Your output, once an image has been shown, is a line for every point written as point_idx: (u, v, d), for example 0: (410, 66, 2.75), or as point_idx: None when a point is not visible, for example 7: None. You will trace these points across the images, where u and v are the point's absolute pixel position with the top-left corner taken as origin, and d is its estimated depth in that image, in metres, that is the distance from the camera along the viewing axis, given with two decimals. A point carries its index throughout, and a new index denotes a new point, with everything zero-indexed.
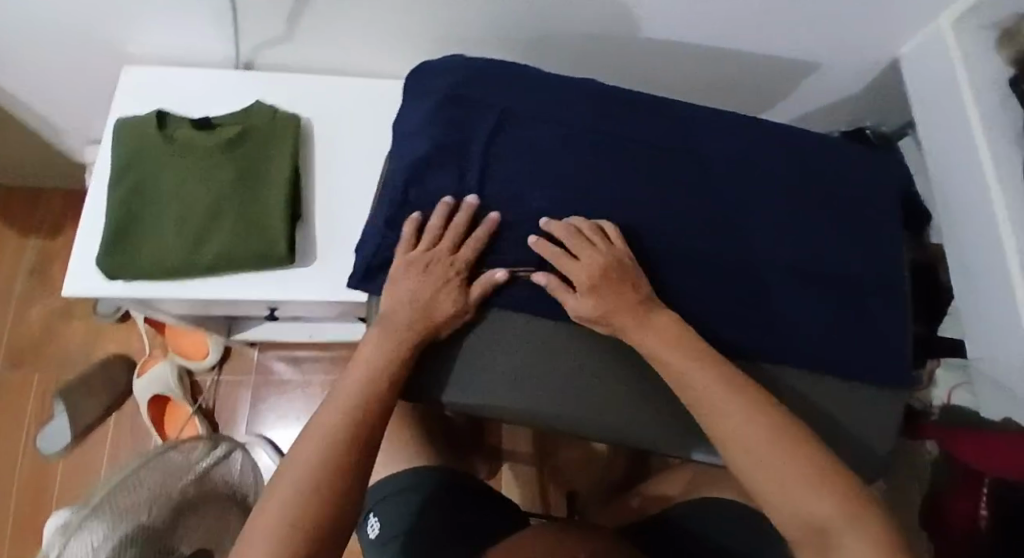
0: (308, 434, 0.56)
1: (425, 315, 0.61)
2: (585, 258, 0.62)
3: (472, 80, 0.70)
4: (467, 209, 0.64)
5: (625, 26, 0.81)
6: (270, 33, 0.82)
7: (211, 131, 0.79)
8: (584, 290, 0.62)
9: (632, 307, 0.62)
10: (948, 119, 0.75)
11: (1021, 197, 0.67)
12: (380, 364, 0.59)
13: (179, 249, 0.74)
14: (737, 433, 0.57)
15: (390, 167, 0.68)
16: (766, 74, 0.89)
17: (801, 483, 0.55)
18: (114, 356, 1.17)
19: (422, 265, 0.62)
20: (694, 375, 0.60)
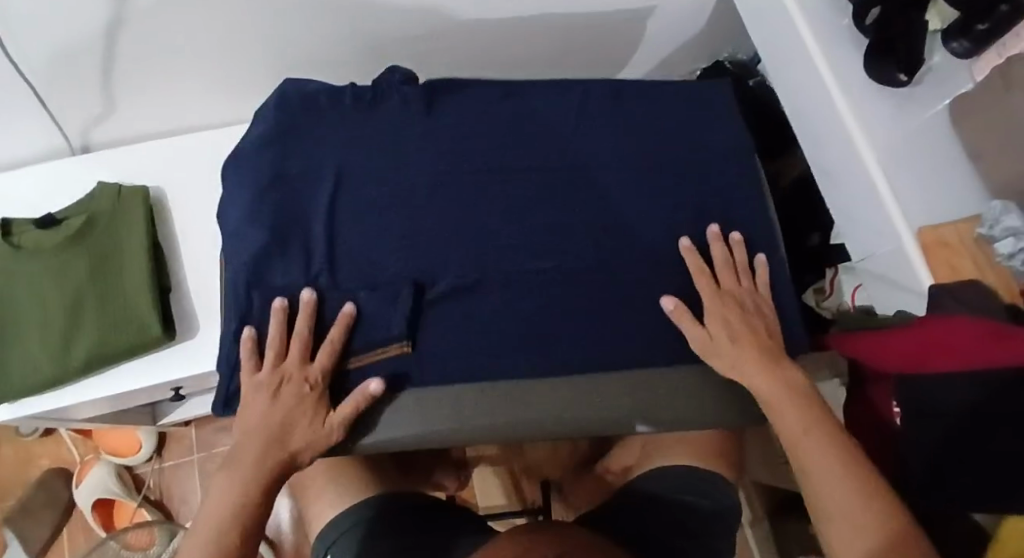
0: (184, 552, 0.54)
1: (278, 442, 0.56)
2: (724, 289, 0.63)
3: (292, 153, 0.64)
4: (308, 306, 0.59)
5: (450, 16, 0.80)
6: (92, 109, 0.79)
7: (56, 227, 0.75)
8: (712, 320, 0.61)
9: (762, 337, 0.61)
10: (787, 48, 0.77)
11: (869, 122, 0.70)
12: (242, 488, 0.55)
13: (48, 359, 0.71)
14: (801, 454, 0.55)
15: (227, 270, 0.62)
16: (608, 28, 0.88)
17: (858, 517, 0.52)
18: (47, 471, 1.12)
19: (268, 386, 0.57)
20: (781, 396, 0.58)
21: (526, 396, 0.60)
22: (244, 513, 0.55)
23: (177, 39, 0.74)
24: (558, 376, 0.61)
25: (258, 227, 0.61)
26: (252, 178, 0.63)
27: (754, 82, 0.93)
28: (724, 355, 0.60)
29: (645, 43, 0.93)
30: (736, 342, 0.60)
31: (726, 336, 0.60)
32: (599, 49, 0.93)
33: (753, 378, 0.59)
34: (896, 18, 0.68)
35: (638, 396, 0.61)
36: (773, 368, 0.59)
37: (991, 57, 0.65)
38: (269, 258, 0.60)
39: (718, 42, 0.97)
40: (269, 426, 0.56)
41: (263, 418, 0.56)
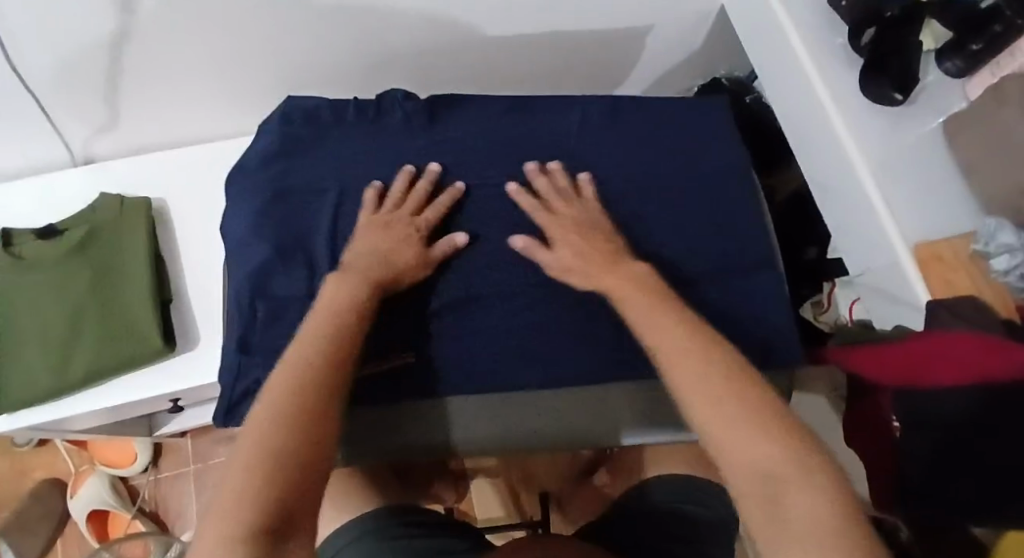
0: (259, 412, 0.45)
1: (388, 265, 0.58)
2: (561, 212, 0.63)
3: (296, 166, 0.65)
4: (429, 178, 0.64)
5: (452, 32, 0.81)
6: (95, 120, 0.80)
7: (58, 238, 0.76)
8: (559, 241, 0.60)
9: (603, 246, 0.59)
10: (783, 68, 0.78)
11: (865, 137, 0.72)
12: (314, 367, 0.47)
13: (50, 370, 0.71)
14: (682, 376, 0.47)
15: (231, 281, 0.62)
16: (609, 45, 0.90)
17: (737, 427, 0.43)
18: (43, 481, 1.11)
19: (388, 221, 0.60)
20: (659, 323, 0.51)
21: (517, 413, 0.62)
22: (319, 393, 0.46)
23: (182, 51, 0.74)
24: (547, 394, 0.63)
25: (262, 237, 0.61)
26: (254, 198, 0.64)
27: (752, 98, 0.94)
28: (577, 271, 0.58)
29: (645, 60, 0.95)
30: (577, 257, 0.59)
31: (573, 253, 0.59)
32: (599, 66, 0.94)
33: (603, 281, 0.56)
34: (890, 37, 0.69)
35: (630, 408, 0.64)
36: (623, 273, 0.56)
37: (984, 75, 0.67)
38: (272, 270, 0.60)
39: (717, 59, 0.98)
40: (372, 272, 0.57)
41: (348, 296, 0.54)
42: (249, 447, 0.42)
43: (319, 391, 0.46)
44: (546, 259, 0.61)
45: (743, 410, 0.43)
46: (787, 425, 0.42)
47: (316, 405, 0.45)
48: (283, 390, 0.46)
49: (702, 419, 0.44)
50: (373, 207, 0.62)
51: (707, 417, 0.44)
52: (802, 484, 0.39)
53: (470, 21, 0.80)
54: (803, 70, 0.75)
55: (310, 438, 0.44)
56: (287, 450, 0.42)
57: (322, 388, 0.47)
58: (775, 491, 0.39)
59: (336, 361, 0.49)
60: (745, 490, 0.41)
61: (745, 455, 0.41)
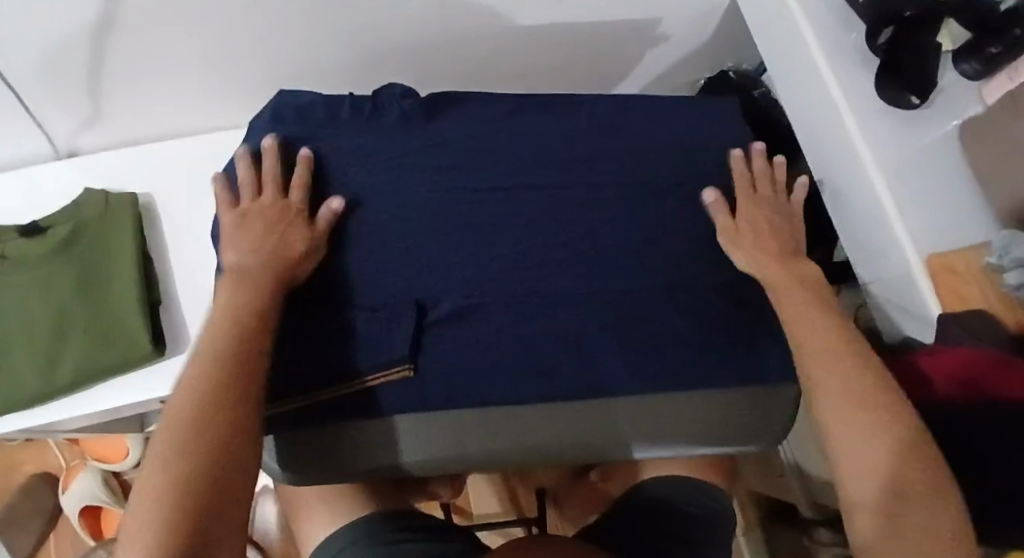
0: (160, 438, 0.47)
1: (275, 257, 0.56)
2: (763, 196, 0.66)
3: (290, 167, 0.62)
4: (302, 158, 0.61)
5: (454, 23, 0.78)
6: (79, 113, 0.77)
7: (42, 236, 0.73)
8: (747, 244, 0.63)
9: (801, 260, 0.62)
10: (797, 67, 0.77)
11: (880, 140, 0.70)
12: (218, 384, 0.48)
13: (36, 375, 0.69)
14: (818, 375, 0.53)
15: (222, 288, 0.60)
16: (614, 38, 0.87)
17: (863, 436, 0.50)
18: (34, 476, 1.10)
19: (264, 213, 0.58)
20: (804, 324, 0.56)
21: (523, 425, 0.58)
22: (217, 410, 0.47)
23: (169, 43, 0.71)
24: (554, 409, 0.59)
25: None
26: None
27: (760, 94, 0.91)
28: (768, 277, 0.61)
29: (651, 52, 0.92)
30: (770, 262, 0.61)
31: (756, 264, 0.62)
32: (603, 59, 0.91)
33: (784, 298, 0.59)
34: (905, 41, 0.67)
35: (642, 420, 0.60)
36: (814, 293, 0.59)
37: (1003, 80, 0.62)
38: None
39: (724, 52, 0.95)
40: (253, 269, 0.55)
41: (248, 300, 0.53)
42: (153, 481, 0.44)
43: (218, 411, 0.47)
44: (722, 230, 0.64)
45: (883, 423, 0.50)
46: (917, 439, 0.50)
47: (220, 427, 0.47)
48: (183, 416, 0.47)
49: (828, 417, 0.52)
50: (240, 198, 0.60)
51: (839, 423, 0.51)
52: (919, 501, 0.48)
53: (471, 11, 0.77)
54: (818, 69, 0.73)
55: (211, 459, 0.45)
56: (189, 479, 0.44)
57: (223, 405, 0.47)
58: (898, 497, 0.48)
59: (233, 370, 0.49)
60: (863, 492, 0.50)
61: (862, 460, 0.50)
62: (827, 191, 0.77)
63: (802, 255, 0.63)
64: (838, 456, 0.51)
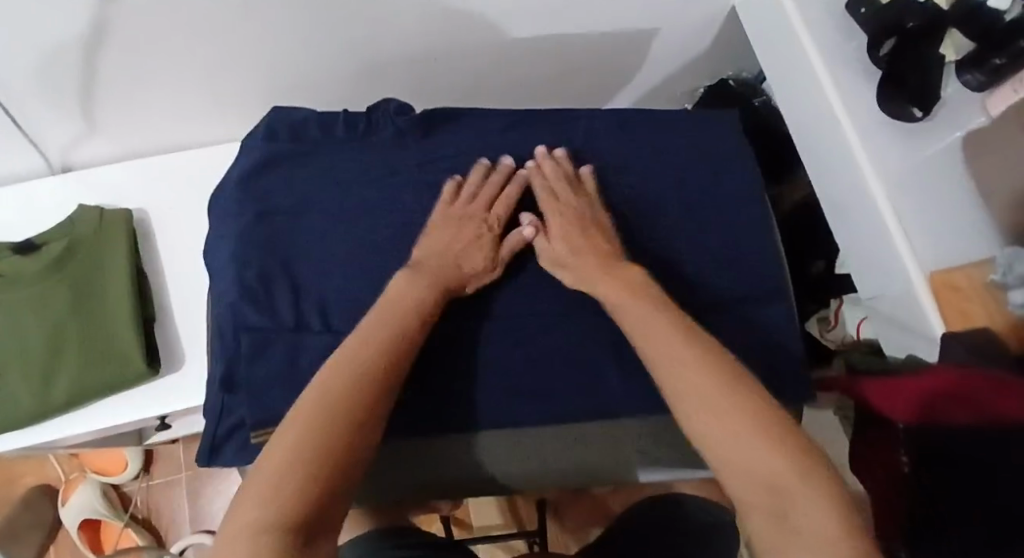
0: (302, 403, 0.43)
1: (455, 266, 0.56)
2: (564, 201, 0.60)
3: (283, 184, 0.61)
4: (501, 173, 0.62)
5: (450, 35, 0.78)
6: (73, 128, 0.76)
7: (35, 254, 0.73)
8: (554, 229, 0.59)
9: (597, 242, 0.58)
10: (797, 78, 0.76)
11: (881, 152, 0.69)
12: (370, 372, 0.46)
13: (29, 394, 0.69)
14: (674, 373, 0.46)
15: (214, 308, 0.59)
16: (612, 48, 0.86)
17: (740, 444, 0.42)
18: (33, 488, 1.10)
19: (455, 217, 0.59)
20: (659, 332, 0.49)
21: (517, 451, 0.58)
22: (360, 394, 0.44)
23: (162, 57, 0.71)
24: (546, 435, 0.59)
25: (245, 262, 0.58)
26: (237, 222, 0.60)
27: (761, 103, 0.90)
28: (570, 259, 0.57)
29: (648, 61, 0.91)
30: (569, 250, 0.57)
31: (562, 242, 0.58)
32: (602, 68, 0.90)
33: (597, 283, 0.55)
34: (907, 53, 0.67)
35: (645, 445, 0.61)
36: (614, 273, 0.55)
37: (1006, 90, 0.61)
38: (254, 299, 0.57)
39: (725, 61, 0.94)
40: (439, 270, 0.55)
41: (412, 297, 0.52)
42: (289, 441, 0.41)
43: (367, 394, 0.45)
44: (544, 251, 0.59)
45: (755, 424, 0.42)
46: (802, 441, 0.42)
47: (358, 402, 0.44)
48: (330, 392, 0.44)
49: (697, 422, 0.44)
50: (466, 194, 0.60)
51: (707, 428, 0.43)
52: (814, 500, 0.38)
53: (465, 22, 0.76)
54: (819, 80, 0.72)
55: (346, 443, 0.42)
56: (325, 450, 0.41)
57: (369, 397, 0.45)
58: (780, 504, 0.39)
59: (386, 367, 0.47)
60: (749, 506, 0.40)
61: (745, 468, 0.41)
62: (827, 203, 0.76)
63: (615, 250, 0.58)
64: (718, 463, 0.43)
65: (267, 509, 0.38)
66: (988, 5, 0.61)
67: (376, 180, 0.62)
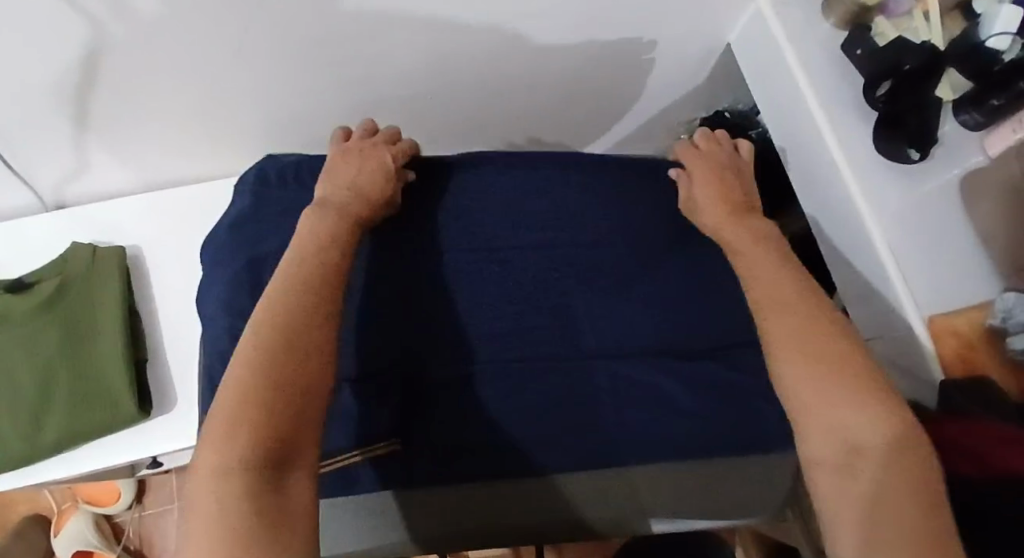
0: (245, 342, 0.44)
1: (361, 196, 0.57)
2: (711, 157, 0.67)
3: (275, 229, 0.61)
4: (374, 127, 0.65)
5: (449, 74, 0.78)
6: (67, 165, 0.76)
7: (28, 292, 0.72)
8: (694, 176, 0.66)
9: (732, 189, 0.64)
10: (791, 114, 0.75)
11: (880, 190, 0.68)
12: (298, 304, 0.46)
13: (20, 436, 0.68)
14: (774, 318, 0.50)
15: (206, 356, 0.58)
16: (608, 81, 0.87)
17: (828, 398, 0.45)
18: (25, 517, 1.09)
19: (354, 154, 0.61)
20: (780, 285, 0.52)
21: (506, 502, 0.56)
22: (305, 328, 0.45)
23: (156, 93, 0.70)
24: (562, 489, 0.56)
25: (234, 311, 0.57)
26: (228, 269, 0.60)
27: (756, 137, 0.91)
28: (699, 204, 0.64)
29: (647, 92, 0.91)
30: (709, 197, 0.64)
31: (699, 188, 0.65)
32: (597, 102, 0.90)
33: (726, 229, 0.61)
34: (907, 94, 0.66)
35: (664, 492, 0.58)
36: (743, 218, 0.61)
37: (1005, 130, 0.63)
38: None
39: (719, 96, 0.95)
40: (345, 202, 0.56)
41: (329, 227, 0.53)
42: (238, 381, 0.42)
43: (300, 326, 0.45)
44: (692, 191, 0.66)
45: (845, 382, 0.45)
46: (889, 400, 0.44)
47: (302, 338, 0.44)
48: (266, 331, 0.44)
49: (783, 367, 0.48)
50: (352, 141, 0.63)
51: (790, 378, 0.47)
52: (893, 469, 0.42)
53: (463, 59, 0.76)
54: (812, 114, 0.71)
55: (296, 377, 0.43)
56: (278, 390, 0.42)
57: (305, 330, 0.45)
58: (852, 462, 0.43)
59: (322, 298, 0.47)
60: (822, 457, 0.44)
61: (825, 420, 0.44)
62: (830, 240, 0.75)
63: (750, 201, 0.63)
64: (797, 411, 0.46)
65: (238, 448, 0.39)
66: (987, 45, 0.61)
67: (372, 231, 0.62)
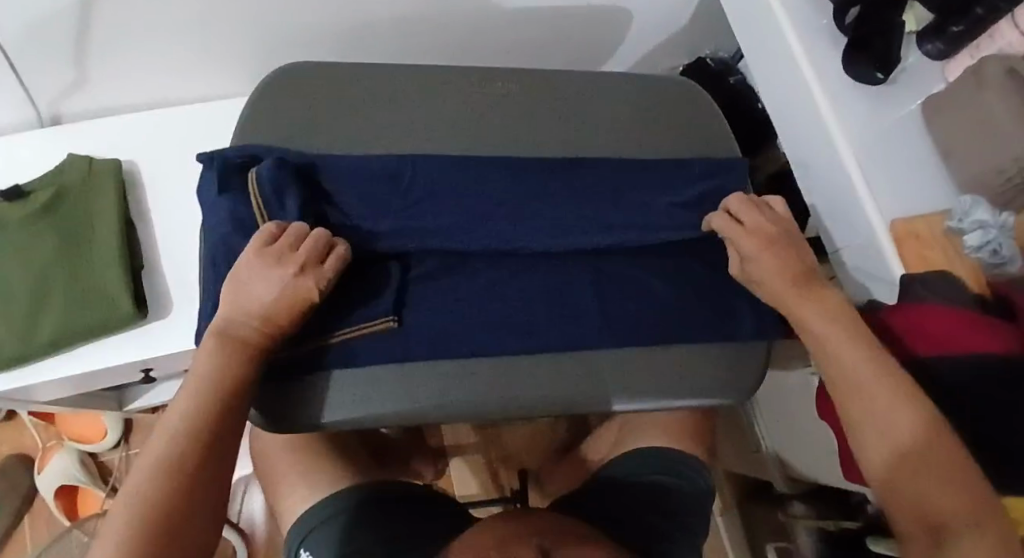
0: (123, 492, 0.50)
1: (266, 321, 0.54)
2: (755, 230, 0.62)
3: (264, 131, 0.64)
4: (298, 230, 0.57)
5: (436, 6, 0.81)
6: (64, 81, 0.77)
7: (22, 200, 0.72)
8: (752, 259, 0.61)
9: (794, 262, 0.61)
10: (762, 39, 0.78)
11: (845, 104, 0.71)
12: (169, 463, 0.51)
13: (12, 334, 0.68)
14: (851, 384, 0.56)
15: (205, 242, 0.61)
16: (592, 24, 0.90)
17: (914, 479, 0.53)
18: (9, 456, 1.15)
19: (262, 279, 0.54)
20: (840, 327, 0.58)
21: (484, 384, 0.59)
22: (179, 481, 0.51)
23: (151, 16, 0.72)
24: (330, 429, 0.58)
25: (231, 200, 0.60)
26: (218, 156, 0.61)
27: (735, 77, 0.95)
28: (768, 291, 0.61)
29: (629, 32, 0.94)
30: (772, 278, 0.60)
31: (758, 274, 0.61)
32: (580, 44, 0.94)
33: (799, 310, 0.60)
34: (875, 20, 0.70)
35: (641, 378, 0.62)
36: (811, 296, 0.60)
37: (964, 56, 0.68)
38: (239, 236, 0.59)
39: (699, 41, 0.99)
40: (243, 329, 0.54)
41: (216, 369, 0.53)
42: (110, 539, 0.48)
43: (165, 489, 0.50)
44: (747, 268, 0.62)
45: (924, 463, 0.53)
46: (963, 476, 0.51)
47: (167, 498, 0.50)
48: (137, 487, 0.50)
49: (862, 441, 0.56)
50: (277, 242, 0.56)
51: (870, 451, 0.55)
52: (971, 538, 0.49)
53: None
54: (784, 36, 0.75)
55: (174, 527, 0.50)
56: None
57: (187, 482, 0.51)
58: (935, 536, 0.51)
59: (203, 444, 0.52)
60: (909, 534, 0.52)
61: (910, 501, 0.52)
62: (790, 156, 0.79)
63: (811, 262, 0.62)
64: (878, 482, 0.55)
65: None
66: None
67: (352, 129, 0.65)
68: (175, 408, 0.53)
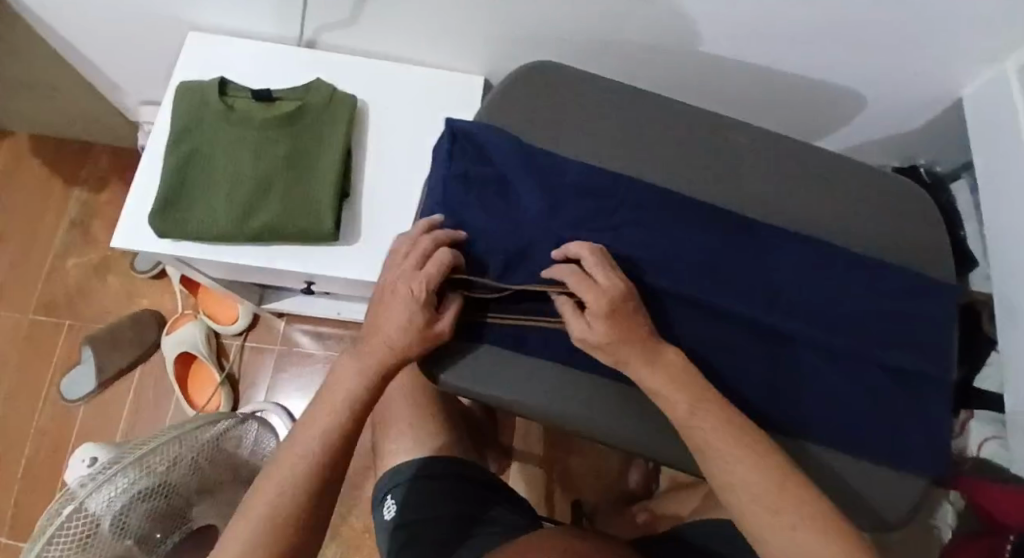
0: (254, 498, 0.55)
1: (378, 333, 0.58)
2: (600, 285, 0.57)
3: (508, 115, 0.68)
4: (410, 245, 0.60)
5: (683, 43, 0.82)
6: (335, 15, 0.85)
7: (270, 105, 0.80)
8: (596, 315, 0.55)
9: (638, 324, 0.56)
10: (1006, 174, 0.75)
11: None
12: (297, 482, 0.55)
13: (226, 217, 0.75)
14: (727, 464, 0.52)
15: (427, 196, 0.66)
16: (818, 100, 0.90)
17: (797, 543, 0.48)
18: (147, 310, 1.26)
19: (387, 287, 0.58)
20: (679, 390, 0.54)
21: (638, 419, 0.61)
22: (303, 500, 0.55)
23: None
24: (482, 398, 0.61)
25: (464, 167, 0.65)
26: (465, 127, 0.66)
27: (949, 196, 0.92)
28: (613, 350, 0.56)
29: (852, 122, 0.94)
30: (612, 335, 0.55)
31: (604, 333, 0.55)
32: (796, 115, 0.94)
33: (643, 371, 0.55)
34: None
35: None
36: (653, 358, 0.55)
37: None
38: (466, 202, 0.64)
39: (921, 150, 0.96)
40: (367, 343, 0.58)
41: (351, 385, 0.57)
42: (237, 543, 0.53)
43: (293, 506, 0.54)
44: (586, 327, 0.56)
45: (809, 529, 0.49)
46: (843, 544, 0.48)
47: (292, 515, 0.54)
48: (266, 502, 0.54)
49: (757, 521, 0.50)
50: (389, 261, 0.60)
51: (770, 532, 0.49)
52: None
53: (703, 36, 0.80)
54: None
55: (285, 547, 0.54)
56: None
57: (312, 498, 0.55)
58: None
59: (332, 462, 0.56)
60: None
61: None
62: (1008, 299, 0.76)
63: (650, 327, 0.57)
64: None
65: None
66: None
67: (585, 139, 0.68)
68: (305, 430, 0.57)
